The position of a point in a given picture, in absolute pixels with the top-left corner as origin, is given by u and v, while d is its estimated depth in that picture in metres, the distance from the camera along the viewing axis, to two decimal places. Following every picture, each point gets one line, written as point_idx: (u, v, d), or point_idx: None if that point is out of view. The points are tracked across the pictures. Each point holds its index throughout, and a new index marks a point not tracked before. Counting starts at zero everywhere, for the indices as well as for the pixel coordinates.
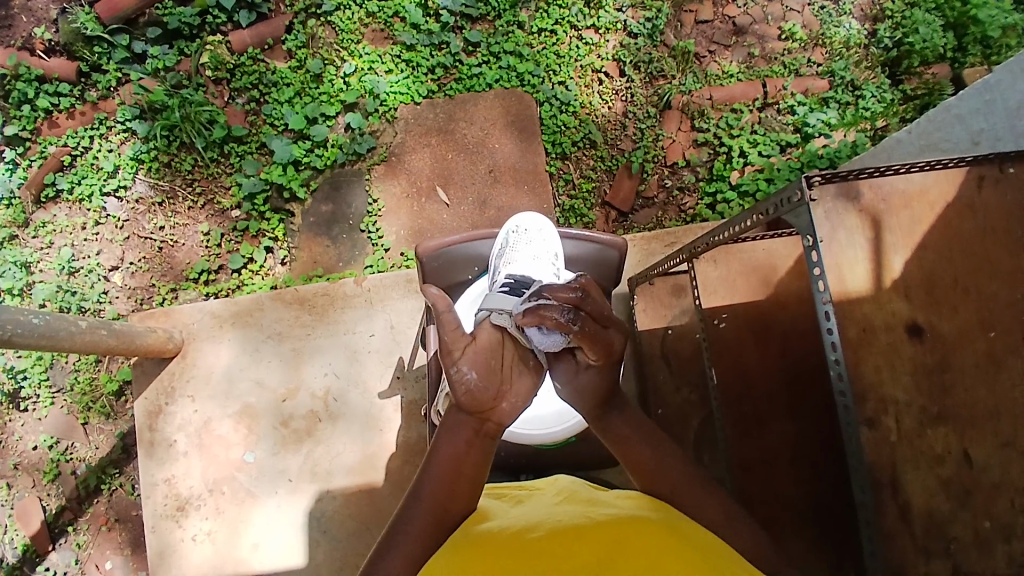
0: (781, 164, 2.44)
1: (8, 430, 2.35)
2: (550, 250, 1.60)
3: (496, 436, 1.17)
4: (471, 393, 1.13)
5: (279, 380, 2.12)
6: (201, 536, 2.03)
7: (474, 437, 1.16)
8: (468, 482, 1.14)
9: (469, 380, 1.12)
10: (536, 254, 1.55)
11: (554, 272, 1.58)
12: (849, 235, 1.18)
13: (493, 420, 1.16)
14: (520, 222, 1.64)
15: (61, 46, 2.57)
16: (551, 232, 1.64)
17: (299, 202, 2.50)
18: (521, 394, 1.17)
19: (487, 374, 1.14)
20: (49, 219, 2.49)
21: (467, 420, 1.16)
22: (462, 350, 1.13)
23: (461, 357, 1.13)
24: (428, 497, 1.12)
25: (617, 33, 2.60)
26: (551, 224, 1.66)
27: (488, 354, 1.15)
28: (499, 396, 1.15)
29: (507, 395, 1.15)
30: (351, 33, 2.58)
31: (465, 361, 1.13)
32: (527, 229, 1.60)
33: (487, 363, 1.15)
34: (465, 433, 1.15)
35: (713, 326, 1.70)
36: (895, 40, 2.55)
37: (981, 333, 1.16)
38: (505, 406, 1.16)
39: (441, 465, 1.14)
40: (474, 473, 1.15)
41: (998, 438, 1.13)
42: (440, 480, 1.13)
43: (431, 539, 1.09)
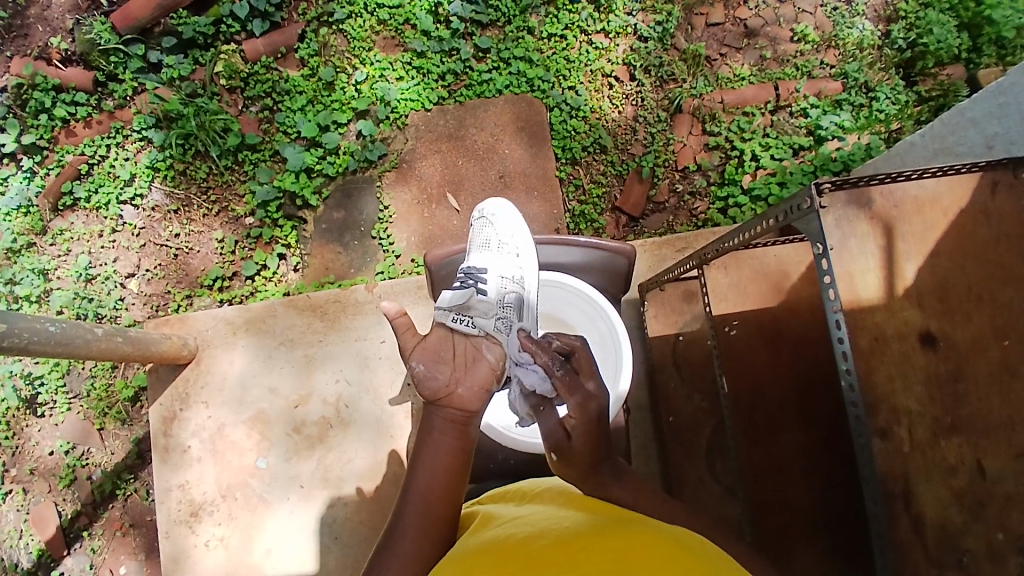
0: (794, 167, 2.42)
1: (27, 434, 2.39)
2: (500, 235, 1.55)
3: (467, 421, 1.23)
4: (426, 383, 1.24)
5: (292, 386, 2.13)
6: (214, 542, 2.05)
7: (447, 424, 1.21)
8: (449, 469, 1.17)
9: (421, 373, 1.26)
10: (491, 241, 1.55)
11: (511, 256, 1.53)
12: (860, 244, 1.16)
13: (455, 405, 1.22)
14: (484, 208, 1.63)
15: (78, 57, 2.62)
16: (510, 213, 1.59)
17: (311, 210, 2.53)
18: (476, 382, 1.26)
19: (436, 367, 1.27)
20: (66, 227, 2.53)
21: (435, 411, 1.23)
22: (412, 350, 1.30)
23: (412, 354, 1.29)
24: (419, 492, 1.13)
25: (627, 37, 2.60)
26: (512, 206, 1.60)
27: (437, 350, 1.30)
28: (456, 384, 1.24)
29: (461, 381, 1.25)
30: (362, 41, 2.60)
31: (414, 357, 1.28)
32: (483, 215, 1.61)
33: (436, 358, 1.28)
34: (438, 423, 1.21)
35: (724, 333, 1.65)
36: (909, 41, 2.52)
37: (995, 341, 1.14)
38: (462, 392, 1.24)
39: (422, 457, 1.18)
40: (453, 462, 1.18)
41: (1012, 449, 1.11)
42: (426, 470, 1.15)
43: (426, 530, 1.09)
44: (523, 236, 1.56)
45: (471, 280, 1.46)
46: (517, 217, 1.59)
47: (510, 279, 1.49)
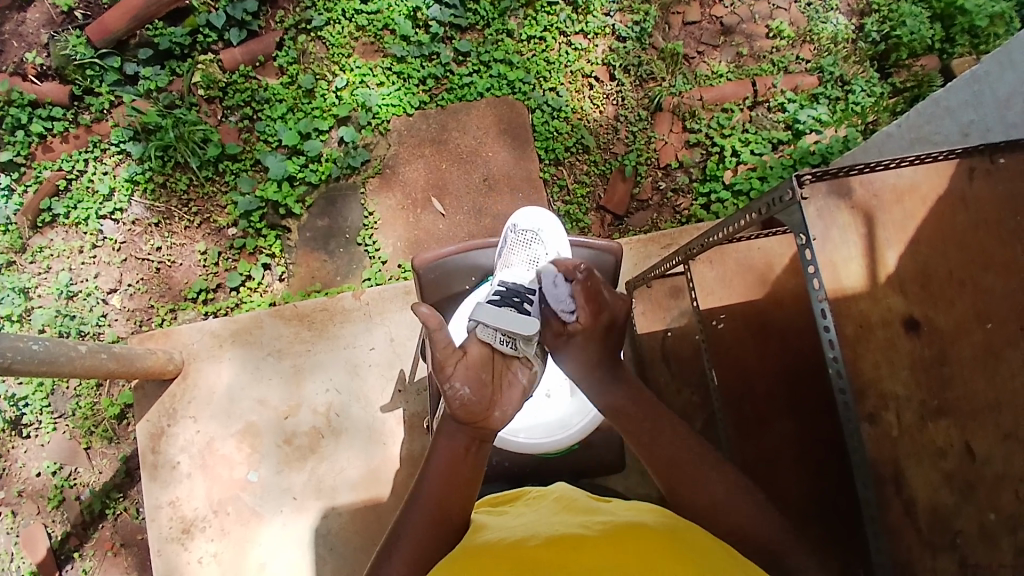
0: (774, 162, 2.45)
1: (13, 456, 2.35)
2: (547, 251, 1.61)
3: (487, 439, 1.16)
4: (465, 407, 1.10)
5: (281, 397, 2.12)
6: (208, 558, 2.02)
7: (470, 441, 1.14)
8: (464, 481, 1.14)
9: (463, 396, 1.09)
10: (533, 262, 1.60)
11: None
12: (842, 233, 1.21)
13: (485, 428, 1.13)
14: (520, 221, 1.65)
15: (54, 71, 2.59)
16: (553, 227, 1.63)
17: (295, 218, 2.51)
18: (512, 401, 1.14)
19: (478, 387, 1.11)
20: (46, 244, 2.50)
21: (460, 429, 1.14)
22: (455, 365, 1.10)
23: (454, 372, 1.09)
24: (427, 499, 1.12)
25: (606, 38, 2.61)
26: (555, 219, 1.64)
27: (480, 368, 1.12)
28: (492, 405, 1.13)
29: (499, 403, 1.13)
30: (341, 47, 2.59)
31: (457, 377, 1.09)
32: (529, 230, 1.62)
33: (477, 377, 1.11)
34: (460, 438, 1.14)
35: (711, 327, 1.69)
36: (882, 33, 2.56)
37: (978, 324, 1.15)
38: (498, 414, 1.13)
39: (438, 468, 1.14)
40: (469, 475, 1.15)
41: (1000, 430, 1.12)
42: (440, 482, 1.13)
43: (429, 539, 1.10)
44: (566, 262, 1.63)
45: (517, 295, 1.29)
46: (562, 231, 1.64)
47: None
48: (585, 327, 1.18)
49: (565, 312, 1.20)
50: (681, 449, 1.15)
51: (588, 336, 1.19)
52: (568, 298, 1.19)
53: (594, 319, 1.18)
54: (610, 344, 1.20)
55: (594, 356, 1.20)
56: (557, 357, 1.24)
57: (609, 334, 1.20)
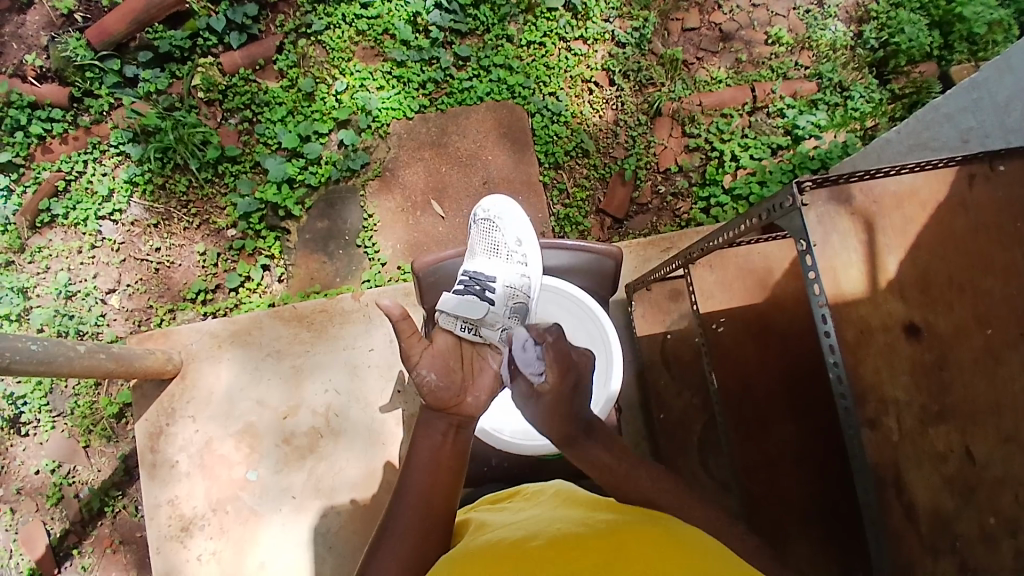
0: (773, 166, 2.46)
1: (10, 455, 2.33)
2: (509, 237, 1.55)
3: (466, 425, 1.19)
4: (434, 392, 1.15)
5: (281, 397, 2.11)
6: (206, 556, 2.01)
7: (450, 430, 1.17)
8: (448, 471, 1.15)
9: (430, 381, 1.15)
10: (495, 246, 1.54)
11: (520, 262, 1.52)
12: (842, 239, 1.19)
13: (462, 415, 1.17)
14: (482, 210, 1.62)
15: (54, 73, 2.58)
16: (517, 215, 1.58)
17: (294, 220, 2.51)
18: (483, 387, 1.20)
19: (445, 373, 1.17)
20: (45, 244, 2.49)
21: (439, 418, 1.17)
22: (421, 355, 1.17)
23: (421, 360, 1.17)
24: (412, 490, 1.13)
25: (606, 43, 2.63)
26: (518, 207, 1.59)
27: (447, 356, 1.20)
28: (463, 391, 1.18)
29: (471, 388, 1.19)
30: (341, 51, 2.60)
31: (423, 364, 1.16)
32: (485, 218, 1.59)
33: (444, 363, 1.18)
34: (439, 427, 1.16)
35: (711, 330, 1.68)
36: (880, 41, 2.58)
37: (978, 330, 1.17)
38: (471, 400, 1.18)
39: (421, 458, 1.15)
40: (452, 466, 1.16)
41: (1000, 433, 1.13)
42: (424, 474, 1.14)
43: (421, 530, 1.09)
44: (529, 241, 1.56)
45: (480, 283, 1.45)
46: (524, 218, 1.58)
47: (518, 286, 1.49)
48: (551, 390, 1.13)
49: (535, 375, 1.14)
50: (645, 479, 1.11)
51: (557, 399, 1.13)
52: (539, 362, 1.14)
53: (559, 381, 1.13)
54: (577, 406, 1.16)
55: (565, 415, 1.15)
56: (528, 417, 1.19)
57: (574, 399, 1.15)
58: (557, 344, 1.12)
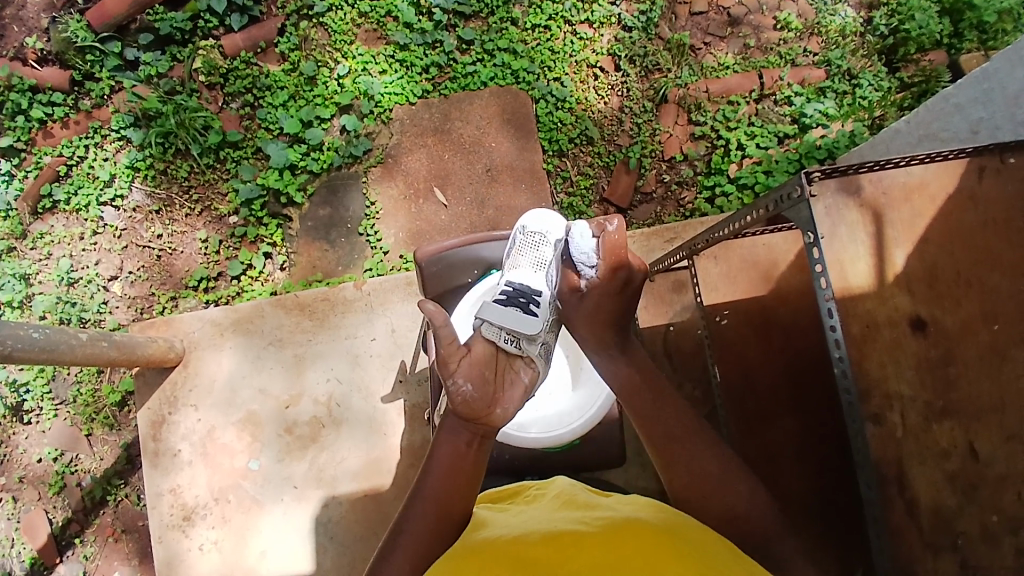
0: (779, 156, 2.43)
1: (14, 441, 2.35)
2: (556, 253, 1.50)
3: (489, 435, 1.17)
4: (467, 403, 1.13)
5: (282, 386, 2.12)
6: (208, 545, 2.03)
7: (472, 438, 1.15)
8: (466, 476, 1.13)
9: (465, 393, 1.12)
10: (542, 259, 1.48)
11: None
12: (850, 232, 1.17)
13: (486, 425, 1.15)
14: (529, 222, 1.53)
15: (54, 56, 2.56)
16: (563, 229, 1.54)
17: (296, 207, 2.49)
18: (513, 399, 1.17)
19: (480, 385, 1.14)
20: (47, 230, 2.49)
21: (462, 427, 1.15)
22: (457, 363, 1.13)
23: (456, 369, 1.13)
24: (430, 496, 1.11)
25: (612, 27, 2.59)
26: (562, 219, 1.55)
27: (482, 366, 1.16)
28: (493, 403, 1.15)
29: (500, 401, 1.16)
30: (344, 34, 2.56)
31: (460, 374, 1.12)
32: (535, 232, 1.51)
33: (480, 374, 1.15)
34: (462, 436, 1.15)
35: (715, 322, 1.75)
36: (891, 27, 2.54)
37: (984, 326, 1.15)
38: (500, 412, 1.15)
39: (439, 464, 1.13)
40: (472, 473, 1.14)
41: (1003, 430, 1.12)
42: (441, 479, 1.12)
43: (435, 537, 1.09)
44: None
45: (524, 295, 1.37)
46: (569, 234, 1.54)
47: None
48: (601, 281, 1.17)
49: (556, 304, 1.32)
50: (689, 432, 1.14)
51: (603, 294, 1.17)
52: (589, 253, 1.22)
53: (610, 276, 1.16)
54: (626, 304, 1.19)
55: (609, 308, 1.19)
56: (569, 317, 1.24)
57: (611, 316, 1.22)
58: (614, 239, 1.17)
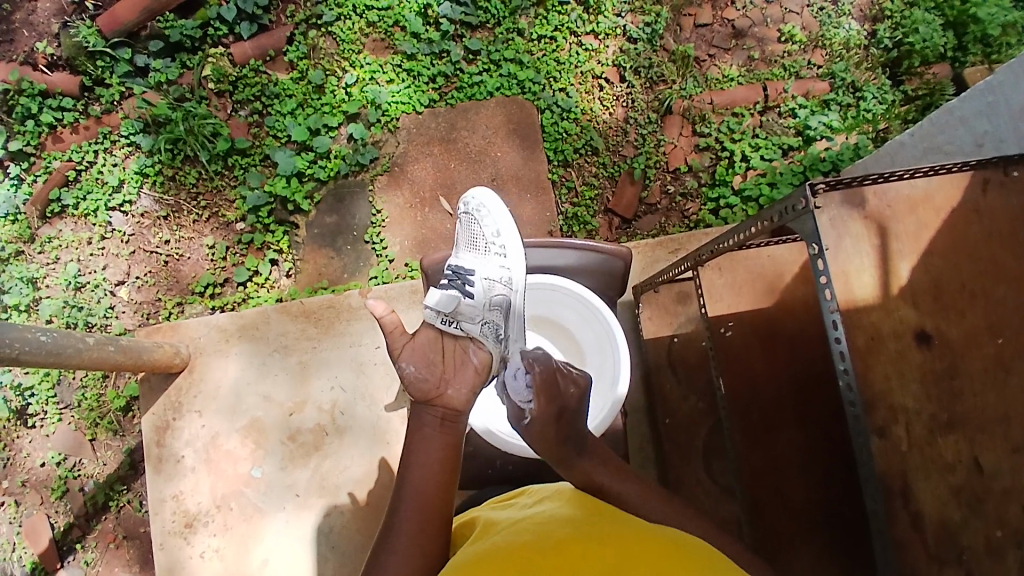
0: (783, 167, 2.44)
1: (18, 445, 2.36)
2: (489, 233, 1.42)
3: (453, 417, 1.25)
4: (416, 383, 1.26)
5: (287, 393, 2.12)
6: (210, 553, 2.03)
7: (441, 422, 1.23)
8: (439, 463, 1.19)
9: (410, 373, 1.27)
10: (474, 241, 1.43)
11: (499, 255, 1.41)
12: (855, 244, 1.17)
13: (442, 404, 1.25)
14: (465, 203, 1.48)
15: (64, 62, 2.59)
16: (497, 204, 1.44)
17: (303, 214, 2.51)
18: (463, 381, 1.28)
19: (425, 366, 1.28)
20: (54, 234, 2.50)
21: (427, 412, 1.24)
22: (402, 349, 1.30)
23: (402, 353, 1.29)
24: (411, 486, 1.15)
25: (617, 38, 2.61)
26: (497, 195, 1.45)
27: (427, 351, 1.30)
28: (443, 383, 1.26)
29: (449, 381, 1.27)
30: (352, 43, 2.59)
31: (403, 358, 1.28)
32: (466, 208, 1.46)
33: (425, 357, 1.29)
34: (428, 419, 1.24)
35: (719, 334, 1.66)
36: (895, 40, 2.55)
37: (989, 339, 1.16)
38: (451, 391, 1.26)
39: (416, 451, 1.20)
40: (445, 455, 1.20)
41: (1009, 443, 1.13)
42: (423, 466, 1.17)
43: (424, 525, 1.10)
44: (508, 234, 1.42)
45: (461, 280, 1.37)
46: (504, 210, 1.44)
47: (497, 279, 1.39)
48: (539, 414, 1.22)
49: (524, 403, 1.26)
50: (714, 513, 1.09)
51: (543, 424, 1.21)
52: (526, 390, 1.26)
53: (545, 406, 1.22)
54: (570, 426, 1.23)
55: (553, 436, 1.21)
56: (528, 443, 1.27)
57: (563, 424, 1.22)
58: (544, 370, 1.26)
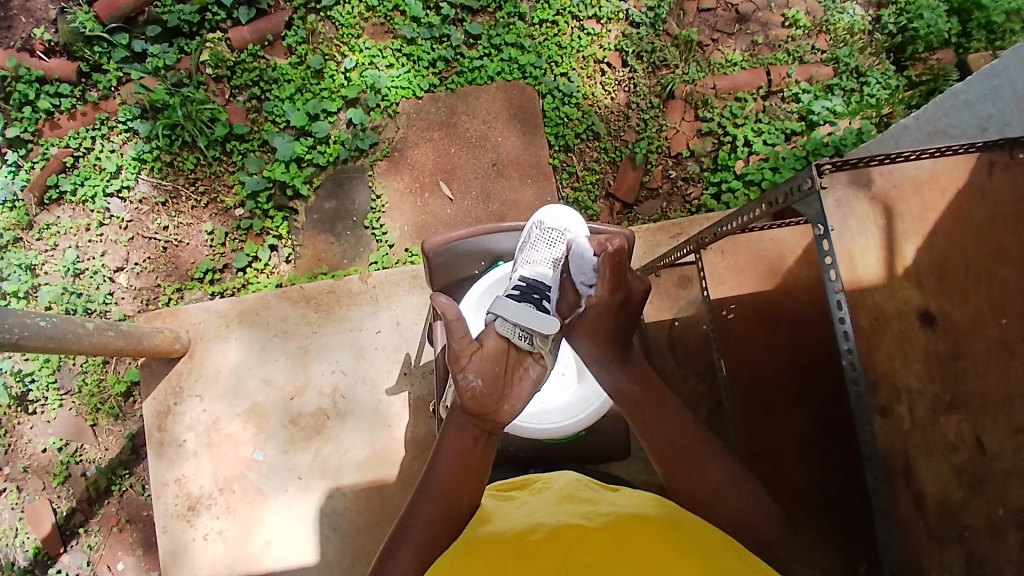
0: (786, 152, 2.42)
1: (18, 432, 2.36)
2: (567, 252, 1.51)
3: (496, 432, 1.18)
4: (476, 398, 1.13)
5: (287, 378, 2.12)
6: (213, 535, 2.03)
7: (480, 436, 1.16)
8: (471, 475, 1.14)
9: (474, 387, 1.12)
10: (542, 245, 1.50)
11: (559, 257, 1.48)
12: (860, 224, 1.18)
13: (493, 420, 1.16)
14: (546, 220, 1.52)
15: (62, 48, 2.56)
16: (571, 217, 1.53)
17: (302, 200, 2.49)
18: (522, 396, 1.17)
19: (490, 380, 1.14)
20: (53, 221, 2.49)
21: (470, 423, 1.16)
22: (468, 357, 1.14)
23: (467, 363, 1.13)
24: (436, 488, 1.13)
25: (619, 23, 2.58)
26: (574, 212, 1.54)
27: (494, 361, 1.15)
28: (503, 398, 1.15)
29: (509, 397, 1.15)
30: (351, 28, 2.56)
31: (471, 369, 1.13)
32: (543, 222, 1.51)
33: (491, 370, 1.14)
34: (469, 430, 1.16)
35: (721, 317, 1.70)
36: (899, 25, 2.53)
37: (993, 320, 1.15)
38: (507, 408, 1.15)
39: (445, 458, 1.15)
40: (477, 468, 1.15)
41: (1011, 424, 1.11)
42: (448, 473, 1.14)
43: (438, 534, 1.09)
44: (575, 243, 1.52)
45: (520, 278, 1.43)
46: (578, 221, 1.53)
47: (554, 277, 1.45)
48: (597, 300, 1.20)
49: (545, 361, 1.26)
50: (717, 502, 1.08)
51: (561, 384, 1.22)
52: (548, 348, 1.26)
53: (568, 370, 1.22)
54: (623, 323, 1.21)
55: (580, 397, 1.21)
56: None
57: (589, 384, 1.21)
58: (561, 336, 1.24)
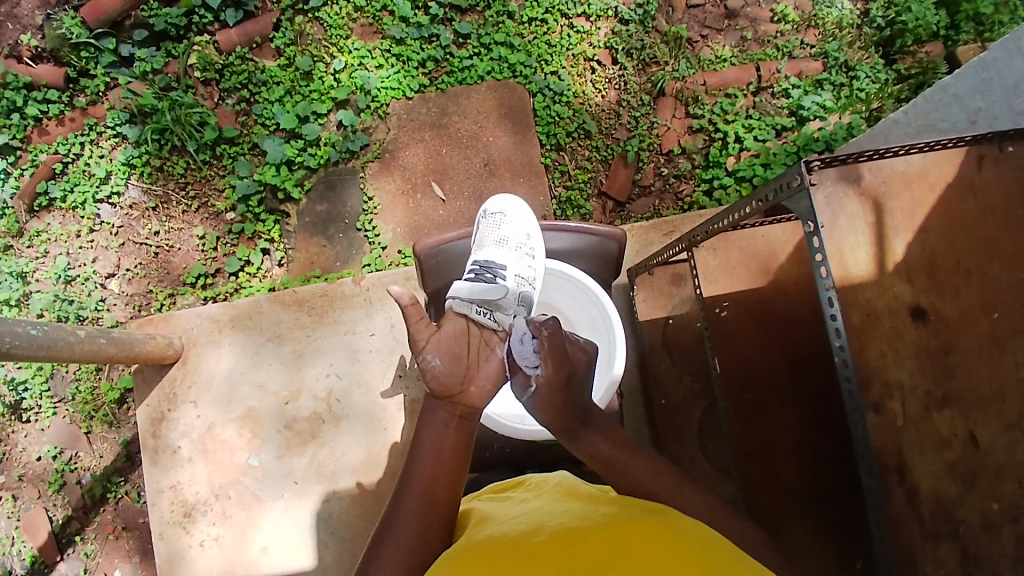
0: (777, 148, 2.43)
1: (12, 441, 2.35)
2: (520, 232, 1.59)
3: (469, 416, 1.21)
4: (439, 378, 1.19)
5: (282, 382, 2.11)
6: (209, 541, 2.03)
7: (453, 419, 1.19)
8: (450, 461, 1.15)
9: (435, 367, 1.20)
10: (504, 238, 1.57)
11: (526, 255, 1.57)
12: (850, 221, 1.17)
13: (462, 402, 1.20)
14: (490, 206, 1.64)
15: (48, 53, 2.54)
16: (520, 209, 1.63)
17: (294, 203, 2.48)
18: (488, 377, 1.23)
19: (451, 361, 1.22)
20: (43, 228, 2.47)
21: (440, 406, 1.20)
22: (426, 341, 1.22)
23: (426, 345, 1.22)
24: (416, 479, 1.13)
25: (609, 20, 2.58)
26: (521, 202, 1.63)
27: (453, 343, 1.24)
28: (467, 380, 1.21)
29: (474, 378, 1.21)
30: (339, 28, 2.55)
31: (430, 350, 1.21)
32: (495, 213, 1.61)
33: (450, 351, 1.22)
34: (440, 415, 1.19)
35: (715, 315, 1.68)
36: (888, 19, 2.53)
37: (984, 315, 1.16)
38: (474, 389, 1.21)
39: (424, 447, 1.16)
40: (456, 454, 1.17)
41: (1003, 419, 1.12)
42: (428, 462, 1.15)
43: (425, 524, 1.09)
44: (537, 239, 1.61)
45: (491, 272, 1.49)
46: (525, 211, 1.62)
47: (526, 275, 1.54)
48: (546, 381, 1.17)
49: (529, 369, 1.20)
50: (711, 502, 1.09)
51: (551, 389, 1.17)
52: (533, 355, 1.19)
53: (554, 371, 1.17)
54: (577, 395, 1.20)
55: (560, 404, 1.18)
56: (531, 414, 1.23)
57: (571, 389, 1.19)
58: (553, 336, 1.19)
